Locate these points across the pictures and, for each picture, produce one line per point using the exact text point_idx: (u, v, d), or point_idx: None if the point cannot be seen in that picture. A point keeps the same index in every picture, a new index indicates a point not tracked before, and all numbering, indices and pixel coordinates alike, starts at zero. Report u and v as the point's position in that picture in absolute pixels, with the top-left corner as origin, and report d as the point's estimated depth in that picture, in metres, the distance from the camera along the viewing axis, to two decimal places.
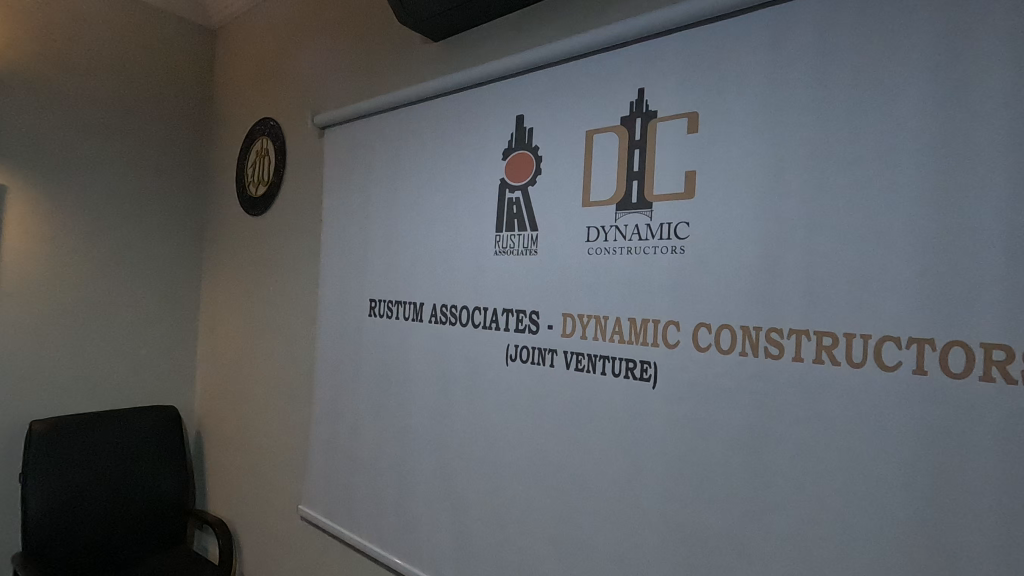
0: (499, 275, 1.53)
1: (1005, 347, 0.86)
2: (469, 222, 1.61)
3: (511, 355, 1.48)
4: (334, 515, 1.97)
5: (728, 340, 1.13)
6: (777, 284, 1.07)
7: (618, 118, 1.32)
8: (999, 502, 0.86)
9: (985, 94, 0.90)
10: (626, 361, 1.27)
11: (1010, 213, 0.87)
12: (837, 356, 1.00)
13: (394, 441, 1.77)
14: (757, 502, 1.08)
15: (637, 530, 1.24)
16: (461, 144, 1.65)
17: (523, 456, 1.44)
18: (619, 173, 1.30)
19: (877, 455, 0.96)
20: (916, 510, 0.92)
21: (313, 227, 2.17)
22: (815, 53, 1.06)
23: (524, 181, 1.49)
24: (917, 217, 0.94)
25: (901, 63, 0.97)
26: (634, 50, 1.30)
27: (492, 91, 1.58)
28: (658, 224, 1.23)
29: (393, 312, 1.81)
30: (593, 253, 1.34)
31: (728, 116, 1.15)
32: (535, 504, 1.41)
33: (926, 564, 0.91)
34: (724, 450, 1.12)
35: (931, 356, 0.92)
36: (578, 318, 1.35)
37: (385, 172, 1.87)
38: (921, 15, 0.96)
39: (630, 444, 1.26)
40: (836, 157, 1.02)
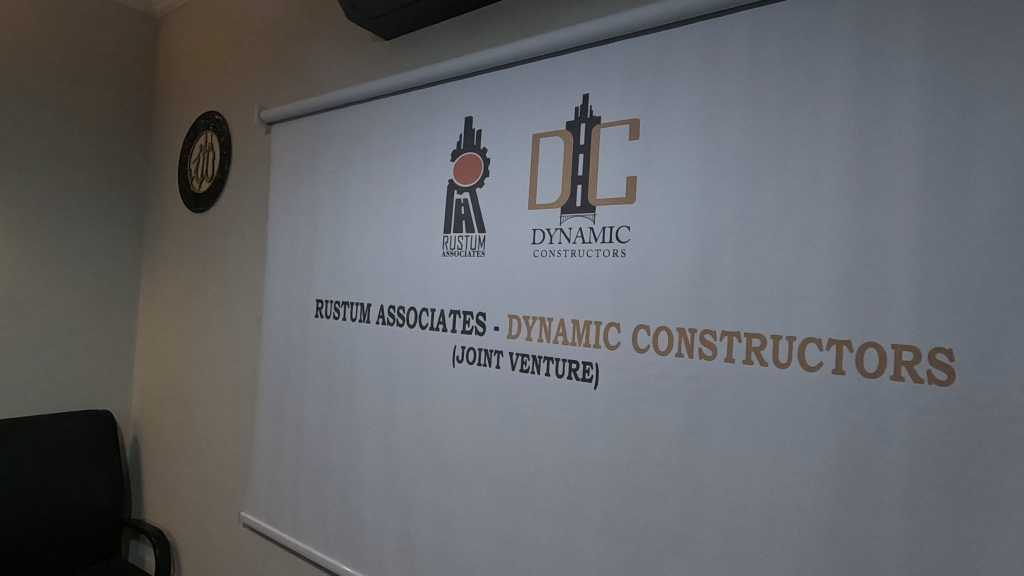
0: (447, 276, 1.53)
1: (914, 348, 0.92)
2: (418, 223, 1.60)
3: (458, 356, 1.48)
4: (278, 521, 1.92)
5: (665, 341, 1.16)
6: (711, 288, 1.11)
7: (563, 122, 1.34)
8: (906, 493, 0.92)
9: (897, 111, 0.96)
10: (569, 362, 1.29)
11: (919, 224, 0.93)
12: (765, 357, 1.05)
13: (341, 444, 1.74)
14: (690, 497, 1.12)
15: (578, 528, 1.26)
16: (409, 144, 1.63)
17: (469, 458, 1.45)
18: (564, 177, 1.32)
19: (801, 451, 1.01)
20: (833, 502, 0.98)
21: (259, 225, 2.11)
22: (749, 66, 1.10)
23: (472, 183, 1.49)
24: (837, 226, 0.99)
25: (824, 79, 1.02)
26: (580, 56, 1.32)
27: (442, 91, 1.57)
28: (601, 228, 1.26)
29: (341, 313, 1.78)
30: (539, 255, 1.36)
31: (666, 124, 1.19)
32: (480, 505, 1.42)
33: (842, 555, 0.97)
34: (660, 448, 1.16)
35: (849, 356, 0.97)
36: (524, 319, 1.37)
37: (333, 171, 1.84)
38: (843, 33, 1.01)
39: (573, 444, 1.28)
40: (765, 167, 1.07)
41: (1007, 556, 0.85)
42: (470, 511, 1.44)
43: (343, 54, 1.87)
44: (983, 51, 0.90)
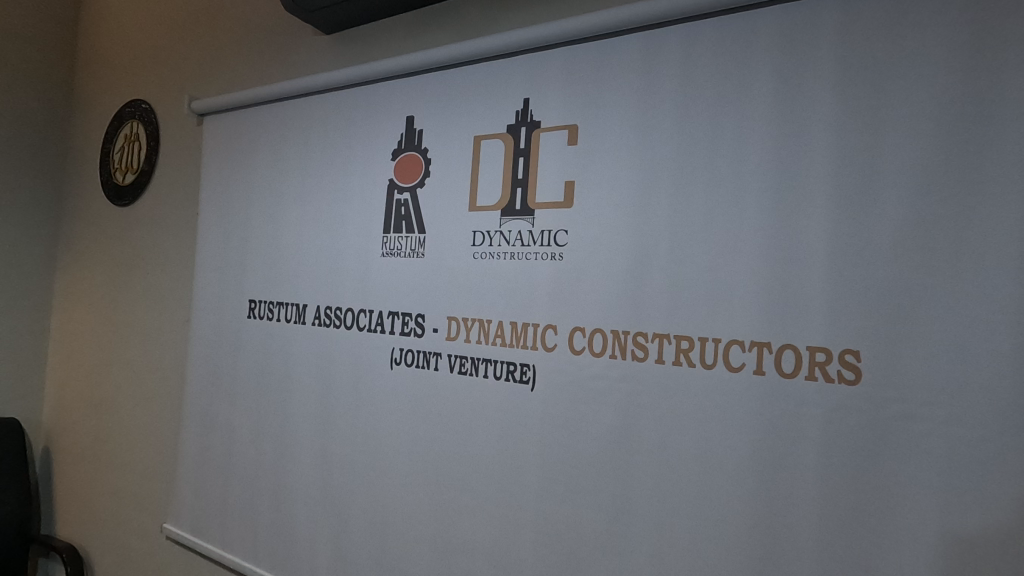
0: (386, 277, 1.50)
1: (826, 349, 0.98)
2: (356, 222, 1.57)
3: (396, 358, 1.46)
4: (205, 532, 1.83)
5: (600, 343, 1.19)
6: (643, 292, 1.14)
7: (504, 125, 1.35)
8: (818, 488, 0.98)
9: (814, 127, 1.01)
10: (507, 364, 1.30)
11: (832, 233, 0.99)
12: (693, 358, 1.09)
13: (273, 450, 1.68)
14: (622, 496, 1.15)
15: (514, 530, 1.26)
16: (348, 141, 1.60)
17: (406, 462, 1.43)
18: (504, 180, 1.33)
19: (725, 448, 1.05)
20: (753, 497, 1.03)
21: (188, 221, 2.01)
22: (681, 77, 1.14)
23: (413, 183, 1.48)
24: (759, 234, 1.04)
25: (749, 93, 1.07)
26: (521, 60, 1.33)
27: (383, 89, 1.54)
28: (539, 231, 1.27)
29: (275, 314, 1.72)
30: (478, 257, 1.36)
31: (604, 130, 1.21)
32: (417, 510, 1.40)
33: (761, 547, 1.02)
34: (594, 449, 1.18)
35: (768, 358, 1.02)
36: (463, 321, 1.37)
37: (269, 167, 1.77)
38: (767, 51, 1.06)
39: (510, 446, 1.28)
40: (695, 176, 1.11)
41: (904, 543, 0.91)
42: (406, 517, 1.42)
43: (281, 46, 1.80)
44: (889, 73, 0.96)
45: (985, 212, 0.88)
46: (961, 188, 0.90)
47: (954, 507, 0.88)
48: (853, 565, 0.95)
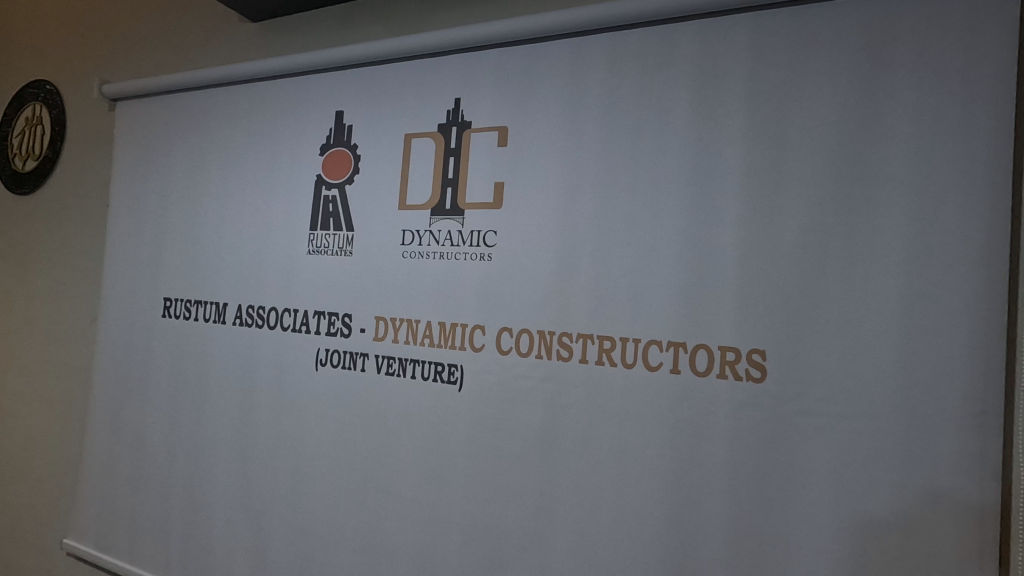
0: (312, 276, 1.46)
1: (735, 349, 1.03)
2: (282, 219, 1.51)
3: (322, 359, 1.42)
4: (110, 546, 1.71)
5: (527, 344, 1.20)
6: (569, 292, 1.17)
7: (435, 123, 1.34)
8: (728, 481, 1.03)
9: (728, 137, 1.06)
10: (434, 365, 1.29)
11: (743, 239, 1.04)
12: (615, 358, 1.12)
13: (189, 457, 1.59)
14: (546, 494, 1.16)
15: (439, 532, 1.26)
16: (274, 134, 1.54)
17: (330, 466, 1.39)
18: (435, 179, 1.32)
19: (643, 445, 1.09)
20: (669, 492, 1.06)
21: (97, 213, 1.87)
22: (607, 85, 1.17)
23: (341, 180, 1.44)
24: (677, 239, 1.09)
25: (669, 102, 1.11)
26: (452, 59, 1.33)
27: (312, 82, 1.50)
28: (469, 232, 1.27)
29: (192, 313, 1.63)
30: (407, 256, 1.34)
31: (532, 133, 1.23)
32: (340, 514, 1.36)
33: (675, 539, 1.06)
34: (520, 448, 1.19)
35: (684, 357, 1.07)
36: (390, 321, 1.35)
37: (188, 158, 1.68)
38: (686, 63, 1.11)
39: (437, 447, 1.27)
40: (619, 180, 1.14)
41: (802, 530, 0.97)
42: (329, 522, 1.38)
43: (203, 32, 1.72)
44: (794, 90, 1.02)
45: (875, 222, 0.96)
46: (854, 199, 0.97)
47: (845, 495, 0.95)
48: (757, 553, 1.00)
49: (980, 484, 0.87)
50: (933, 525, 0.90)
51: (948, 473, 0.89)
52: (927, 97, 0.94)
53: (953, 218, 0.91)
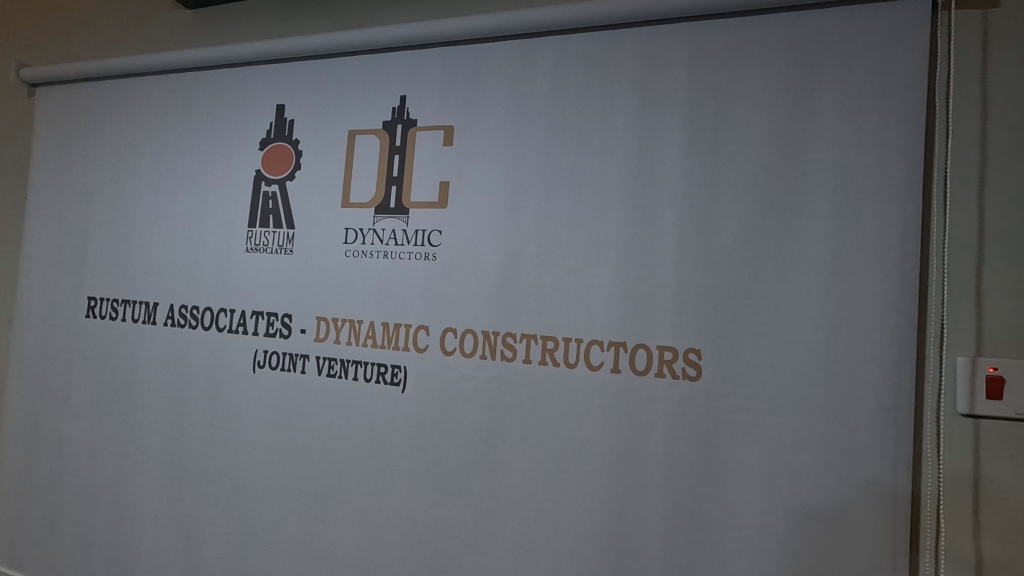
0: (250, 275, 1.40)
1: (673, 349, 1.06)
2: (218, 215, 1.45)
3: (260, 360, 1.37)
4: (25, 563, 1.59)
5: (471, 344, 1.19)
6: (513, 292, 1.17)
7: (380, 121, 1.31)
8: (665, 477, 1.05)
9: (667, 142, 1.09)
10: (377, 366, 1.26)
11: (680, 242, 1.07)
12: (558, 358, 1.13)
13: (114, 465, 1.51)
14: (489, 494, 1.16)
15: (381, 535, 1.23)
16: (211, 127, 1.48)
17: (267, 471, 1.34)
18: (379, 177, 1.30)
19: (584, 444, 1.10)
20: (609, 490, 1.08)
21: (14, 205, 1.74)
22: (552, 87, 1.18)
23: (282, 176, 1.39)
24: (618, 240, 1.11)
25: (612, 106, 1.13)
26: (398, 55, 1.31)
27: (252, 74, 1.45)
28: (414, 231, 1.26)
29: (119, 313, 1.54)
30: (351, 255, 1.31)
31: (478, 133, 1.23)
32: (279, 521, 1.32)
33: (614, 536, 1.07)
34: (463, 449, 1.19)
35: (624, 357, 1.09)
36: (332, 322, 1.31)
37: (116, 149, 1.59)
38: (628, 68, 1.13)
39: (379, 449, 1.25)
40: (563, 182, 1.15)
41: (734, 521, 1.01)
42: (266, 529, 1.33)
43: (134, 16, 1.62)
44: (728, 99, 1.06)
45: (801, 227, 1.00)
46: (783, 203, 1.01)
47: (774, 487, 0.99)
48: (692, 546, 1.03)
49: (894, 474, 0.93)
50: (851, 514, 0.95)
51: (865, 463, 0.95)
52: (849, 109, 0.99)
53: (872, 224, 0.97)
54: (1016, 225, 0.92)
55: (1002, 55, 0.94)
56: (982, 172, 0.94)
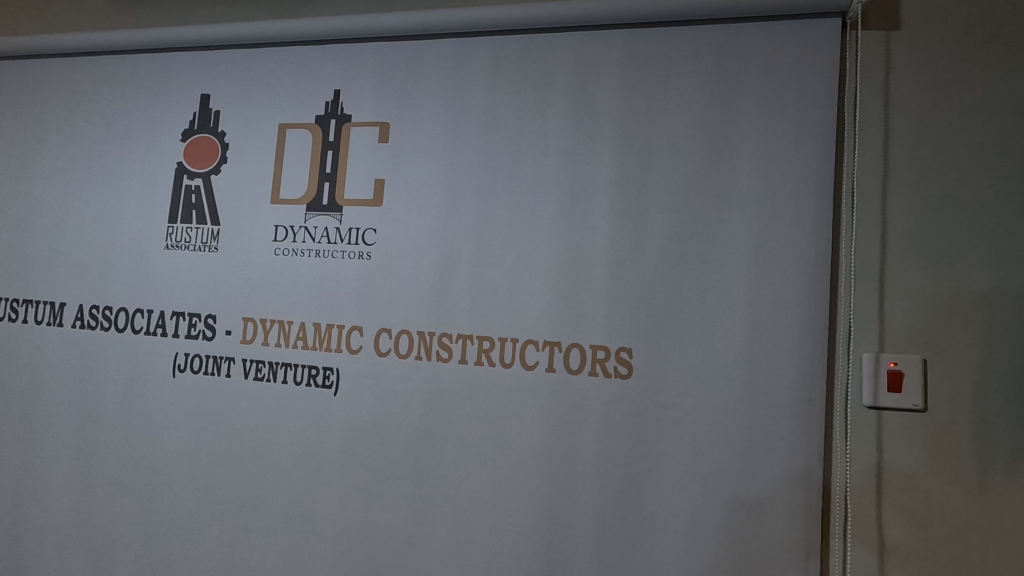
0: (170, 274, 1.32)
1: (605, 347, 1.08)
2: (134, 210, 1.36)
3: (181, 364, 1.29)
4: None
5: (406, 345, 1.18)
6: (449, 293, 1.16)
7: (312, 115, 1.27)
8: (598, 473, 1.07)
9: (601, 145, 1.11)
10: (309, 368, 1.22)
11: (613, 243, 1.09)
12: (493, 358, 1.13)
13: (15, 480, 1.38)
14: (424, 496, 1.14)
15: (311, 542, 1.19)
16: (127, 115, 1.38)
17: (189, 481, 1.27)
18: (311, 173, 1.26)
19: (519, 443, 1.11)
20: (543, 488, 1.09)
21: None
22: (488, 87, 1.18)
23: (206, 169, 1.32)
24: (553, 241, 1.12)
25: (546, 109, 1.15)
26: (332, 48, 1.27)
27: (174, 61, 1.37)
28: (347, 229, 1.22)
29: (19, 314, 1.42)
30: (280, 253, 1.26)
31: (414, 131, 1.21)
32: (201, 532, 1.25)
33: (549, 533, 1.08)
34: (397, 451, 1.16)
35: (558, 356, 1.10)
36: (260, 323, 1.26)
37: (17, 135, 1.46)
38: (563, 72, 1.15)
39: (310, 454, 1.21)
40: (500, 182, 1.15)
41: (662, 514, 1.04)
42: (188, 541, 1.26)
43: None
44: (658, 105, 1.10)
45: (725, 231, 1.05)
46: (708, 208, 1.06)
47: (700, 480, 1.03)
48: (623, 540, 1.05)
49: (807, 464, 0.99)
50: (769, 503, 1.00)
51: (782, 454, 1.00)
52: (769, 119, 1.05)
53: (788, 228, 1.02)
54: (914, 231, 1.00)
55: (902, 74, 1.02)
56: (885, 182, 1.02)
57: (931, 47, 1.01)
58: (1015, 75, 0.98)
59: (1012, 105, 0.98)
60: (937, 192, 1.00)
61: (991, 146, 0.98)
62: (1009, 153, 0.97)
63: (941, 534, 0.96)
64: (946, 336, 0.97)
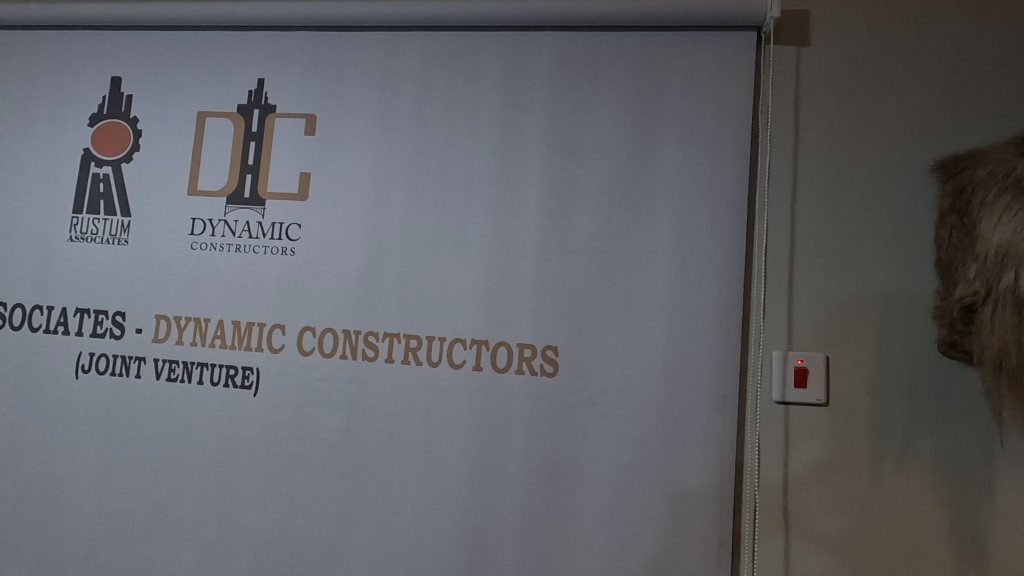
0: (74, 268, 1.23)
1: (532, 346, 1.09)
2: (33, 199, 1.26)
3: (84, 365, 1.21)
4: None
5: (330, 344, 1.15)
6: (376, 291, 1.14)
7: (234, 104, 1.22)
8: (523, 472, 1.08)
9: (529, 145, 1.12)
10: (227, 368, 1.17)
11: (540, 242, 1.10)
12: (420, 357, 1.12)
13: None
14: (347, 498, 1.12)
15: (227, 550, 1.14)
16: (27, 96, 1.28)
17: (93, 489, 1.19)
18: (232, 164, 1.20)
19: (445, 442, 1.10)
20: (469, 487, 1.09)
21: None
22: (418, 82, 1.17)
23: (116, 157, 1.24)
24: (482, 239, 1.12)
25: (476, 107, 1.14)
26: (256, 35, 1.22)
27: (81, 40, 1.28)
28: (270, 223, 1.18)
29: None
30: (197, 248, 1.20)
31: (341, 124, 1.18)
32: (106, 544, 1.18)
33: (474, 532, 1.08)
34: (320, 454, 1.13)
35: (485, 355, 1.10)
36: (174, 320, 1.19)
37: None
38: (493, 71, 1.15)
39: (226, 458, 1.15)
40: (429, 179, 1.14)
41: (584, 510, 1.06)
42: (90, 551, 1.18)
43: None
44: (585, 107, 1.11)
45: (646, 232, 1.08)
46: (632, 210, 1.08)
47: (621, 476, 1.05)
48: (546, 537, 1.06)
49: (720, 457, 1.03)
50: (686, 497, 1.04)
51: (698, 449, 1.04)
52: (689, 125, 1.08)
53: (705, 231, 1.06)
54: (818, 235, 1.06)
55: (811, 87, 1.08)
56: (795, 189, 1.07)
57: (836, 62, 1.08)
58: (910, 92, 1.06)
59: (905, 121, 1.06)
60: (840, 200, 1.06)
61: (887, 157, 1.05)
62: (902, 164, 1.05)
63: (839, 520, 1.02)
64: (845, 334, 1.04)
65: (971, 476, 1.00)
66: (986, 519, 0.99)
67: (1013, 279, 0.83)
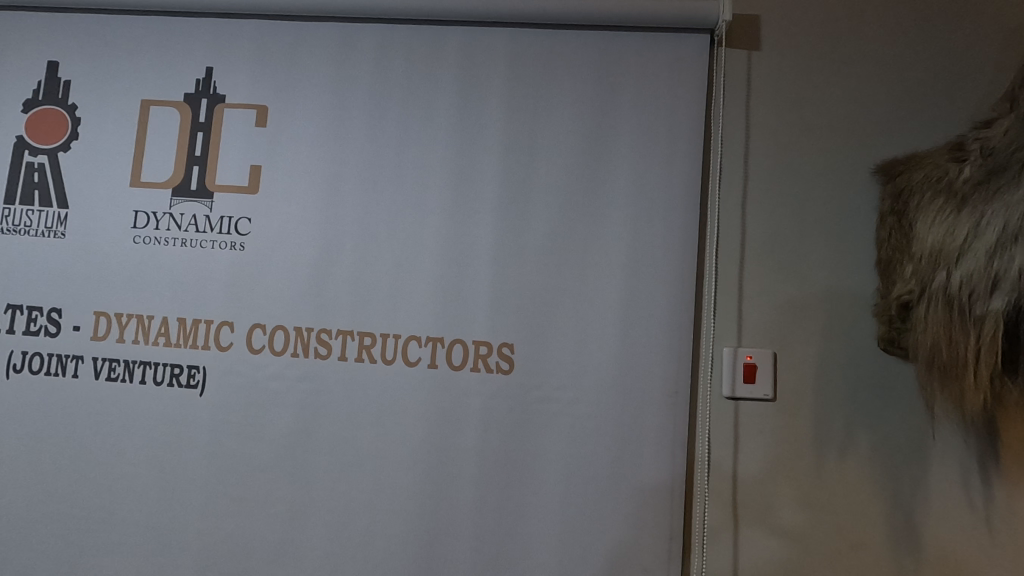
0: (5, 261, 1.17)
1: (488, 343, 1.08)
2: None
3: (16, 364, 1.14)
4: None
5: (281, 341, 1.11)
6: (328, 287, 1.11)
7: (180, 93, 1.17)
8: (478, 470, 1.07)
9: (486, 141, 1.12)
10: (171, 367, 1.12)
11: (496, 239, 1.10)
12: (374, 354, 1.10)
13: None
14: (298, 499, 1.09)
15: (170, 555, 1.10)
16: None
17: (25, 494, 1.13)
18: (178, 156, 1.16)
19: (399, 441, 1.08)
20: (424, 486, 1.08)
21: None
22: (374, 75, 1.15)
23: (53, 145, 1.18)
24: (438, 235, 1.11)
25: (433, 102, 1.13)
26: (205, 22, 1.18)
27: (15, 22, 1.21)
28: (218, 217, 1.14)
29: None
30: (141, 241, 1.15)
31: (293, 116, 1.15)
32: (40, 553, 1.12)
33: (428, 531, 1.07)
34: (270, 454, 1.10)
35: (441, 353, 1.09)
36: (115, 318, 1.14)
37: None
38: (450, 65, 1.14)
39: (171, 460, 1.11)
40: (384, 174, 1.12)
41: (539, 507, 1.06)
42: (22, 560, 1.12)
43: None
44: (542, 104, 1.11)
45: (602, 230, 1.09)
46: (588, 208, 1.09)
47: (575, 472, 1.06)
48: (501, 535, 1.06)
49: (672, 452, 1.05)
50: (639, 492, 1.05)
51: (651, 445, 1.05)
52: (643, 124, 1.10)
53: (658, 230, 1.08)
54: (766, 235, 1.09)
55: (761, 91, 1.11)
56: (745, 190, 1.10)
57: (784, 68, 1.11)
58: (853, 98, 1.09)
59: (849, 126, 1.09)
60: (788, 201, 1.09)
61: (831, 161, 1.09)
62: (845, 168, 1.09)
63: (785, 511, 1.05)
64: (792, 332, 1.07)
65: (906, 466, 1.04)
66: (920, 507, 1.03)
67: (944, 277, 0.86)
